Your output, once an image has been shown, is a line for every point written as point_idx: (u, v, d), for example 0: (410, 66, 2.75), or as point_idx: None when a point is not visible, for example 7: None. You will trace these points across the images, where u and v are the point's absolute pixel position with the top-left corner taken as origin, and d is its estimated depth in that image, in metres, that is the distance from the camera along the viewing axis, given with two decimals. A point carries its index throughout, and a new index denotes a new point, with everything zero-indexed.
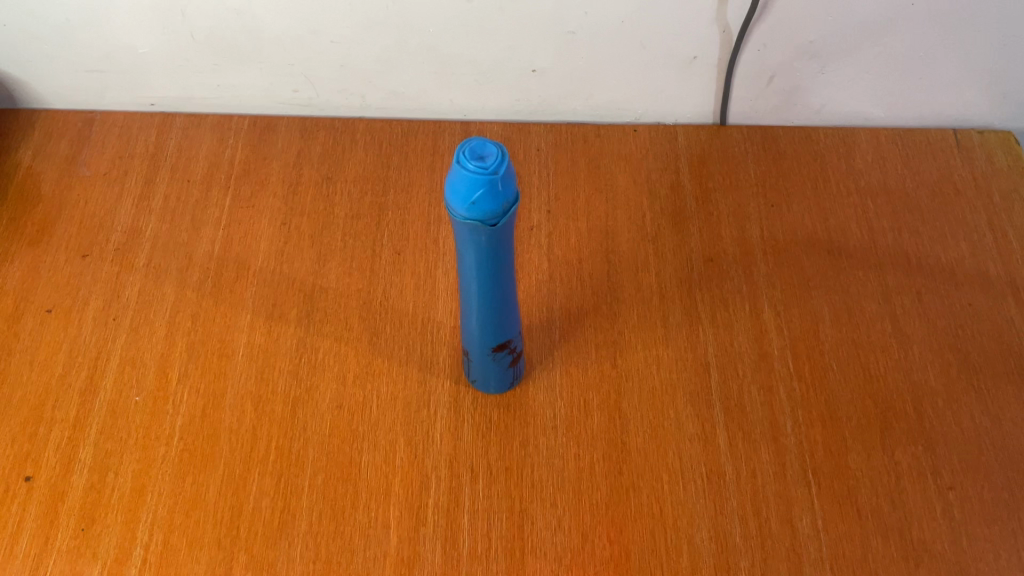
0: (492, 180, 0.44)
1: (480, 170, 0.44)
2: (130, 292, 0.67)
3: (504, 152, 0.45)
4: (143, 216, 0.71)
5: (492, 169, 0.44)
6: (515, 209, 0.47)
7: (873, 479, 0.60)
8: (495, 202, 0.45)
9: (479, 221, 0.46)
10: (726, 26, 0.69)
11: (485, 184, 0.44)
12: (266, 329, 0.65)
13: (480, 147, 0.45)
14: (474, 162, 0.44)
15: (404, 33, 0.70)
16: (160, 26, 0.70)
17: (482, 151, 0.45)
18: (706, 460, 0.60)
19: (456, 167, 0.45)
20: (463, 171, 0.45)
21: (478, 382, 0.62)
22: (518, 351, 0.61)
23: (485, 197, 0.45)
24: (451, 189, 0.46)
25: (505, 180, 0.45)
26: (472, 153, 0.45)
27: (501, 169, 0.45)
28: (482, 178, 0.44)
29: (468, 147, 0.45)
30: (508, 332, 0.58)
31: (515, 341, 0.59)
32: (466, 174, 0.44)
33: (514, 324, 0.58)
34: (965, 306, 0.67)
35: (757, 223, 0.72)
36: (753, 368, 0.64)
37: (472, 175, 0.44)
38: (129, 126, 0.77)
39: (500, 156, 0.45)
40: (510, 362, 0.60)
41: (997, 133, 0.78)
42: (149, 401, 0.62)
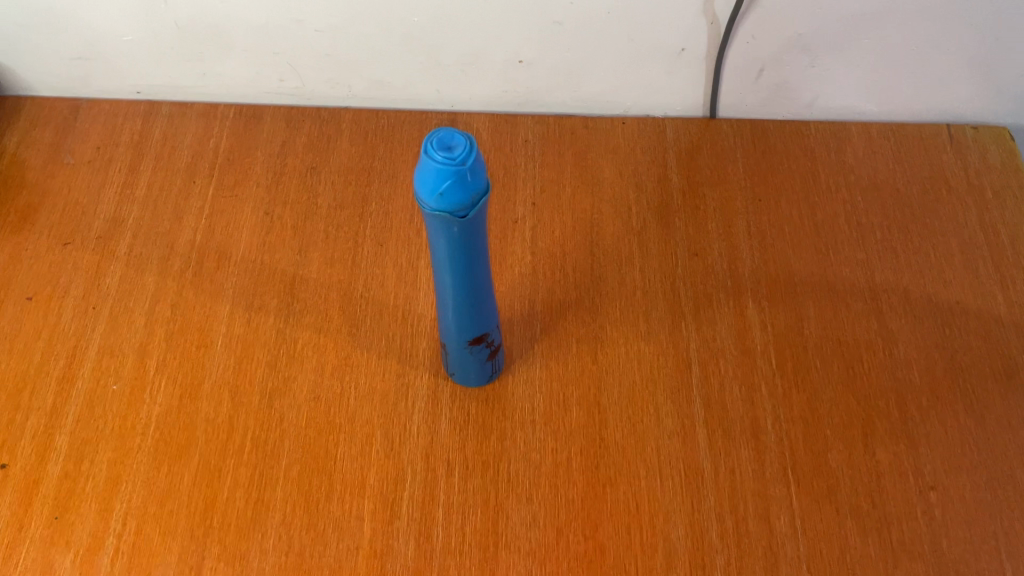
0: (460, 171, 0.44)
1: (448, 161, 0.44)
2: (111, 281, 0.67)
3: (472, 142, 0.45)
4: (126, 205, 0.71)
5: (460, 160, 0.44)
6: (486, 201, 0.46)
7: (854, 477, 0.59)
8: (464, 193, 0.44)
9: (448, 213, 0.45)
10: (714, 17, 0.68)
11: (454, 175, 0.44)
12: (245, 319, 0.65)
13: (448, 138, 0.44)
14: (441, 152, 0.44)
15: (389, 22, 0.69)
16: (144, 13, 0.69)
17: (450, 141, 0.44)
18: (685, 456, 0.60)
19: (424, 158, 0.44)
20: (431, 162, 0.44)
21: (456, 375, 0.62)
22: (495, 344, 0.60)
23: (454, 187, 0.44)
24: (420, 180, 0.45)
25: (474, 171, 0.44)
26: (439, 144, 0.44)
27: (470, 159, 0.44)
28: (450, 169, 0.44)
29: (435, 137, 0.44)
30: (486, 325, 0.58)
31: (493, 334, 0.59)
32: (435, 165, 0.44)
33: (492, 316, 0.58)
34: (953, 305, 0.67)
35: (744, 217, 0.71)
36: (735, 364, 0.64)
37: (440, 166, 0.43)
38: (115, 114, 0.77)
39: (467, 146, 0.44)
40: (487, 356, 0.60)
41: (991, 130, 0.77)
42: (126, 390, 0.62)
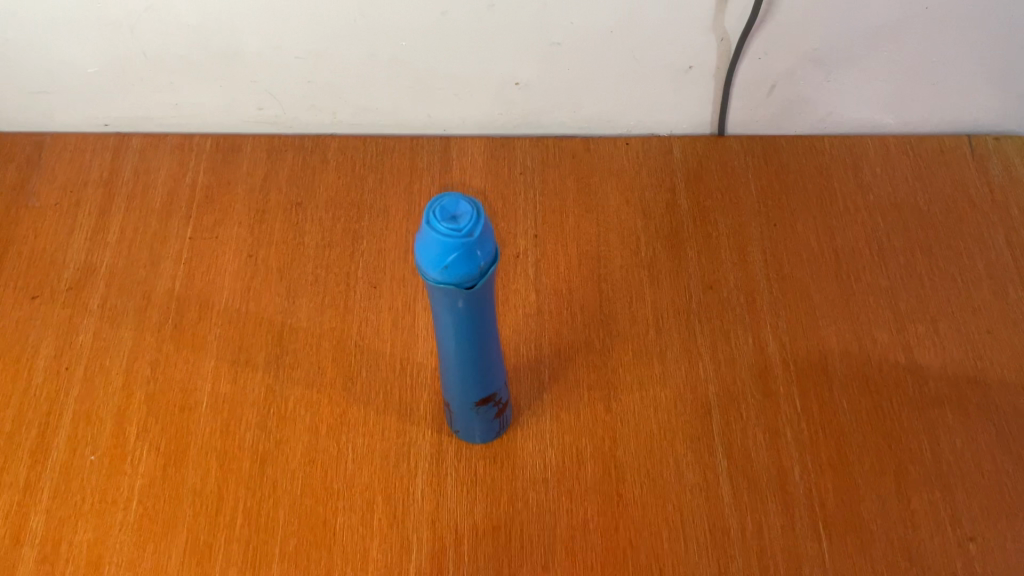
0: (467, 243, 0.39)
1: (453, 233, 0.39)
2: (84, 338, 0.62)
3: (479, 209, 0.40)
4: (98, 251, 0.66)
5: (466, 231, 0.39)
6: (494, 269, 0.42)
7: (889, 530, 0.55)
8: (470, 265, 0.40)
9: (454, 284, 0.41)
10: (725, 33, 0.63)
11: (461, 246, 0.39)
12: (231, 376, 0.61)
13: (452, 205, 0.40)
14: (445, 222, 0.39)
15: (375, 47, 0.64)
16: (110, 46, 0.64)
17: (454, 210, 0.39)
18: (709, 513, 0.56)
19: (426, 228, 0.40)
20: (433, 234, 0.39)
21: (462, 432, 0.58)
22: (502, 403, 0.56)
23: (460, 260, 0.40)
24: (421, 250, 0.41)
25: (481, 241, 0.40)
26: (442, 212, 0.40)
27: (476, 229, 0.39)
28: (456, 241, 0.39)
29: (437, 205, 0.40)
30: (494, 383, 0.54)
31: (501, 391, 0.55)
32: (438, 237, 0.39)
33: (499, 373, 0.54)
34: (984, 335, 0.63)
35: (759, 244, 0.67)
36: (757, 408, 0.60)
37: (444, 238, 0.39)
38: (82, 149, 0.71)
39: (473, 214, 0.40)
40: (494, 412, 0.56)
41: (1014, 139, 0.72)
42: (105, 460, 0.57)
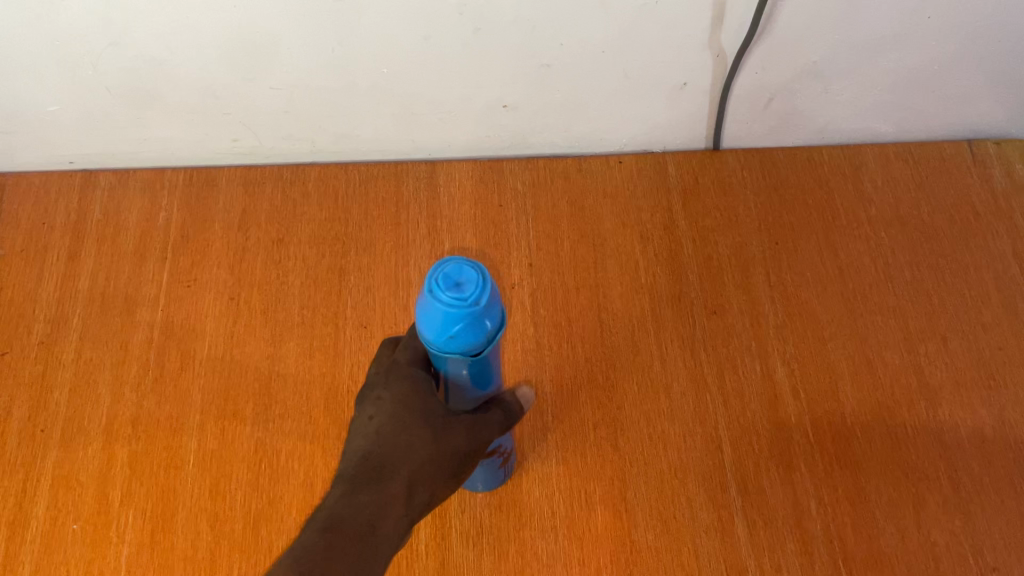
0: (473, 312, 0.36)
1: (458, 302, 0.36)
2: (60, 396, 0.59)
3: (485, 273, 0.37)
4: (69, 300, 0.63)
5: (473, 302, 0.36)
6: (501, 331, 0.39)
7: (910, 565, 0.54)
8: (476, 332, 0.37)
9: (457, 350, 0.38)
10: (721, 49, 0.59)
11: (466, 316, 0.36)
12: (218, 431, 0.57)
13: (456, 272, 0.36)
14: (449, 291, 0.36)
15: (353, 76, 0.60)
16: (72, 83, 0.59)
17: (458, 278, 0.36)
18: (726, 555, 0.54)
19: (429, 296, 0.36)
20: (437, 303, 0.36)
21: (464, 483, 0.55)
22: (506, 453, 0.54)
23: (465, 329, 0.37)
24: (425, 314, 0.38)
25: (487, 308, 0.37)
26: (445, 281, 0.36)
27: (483, 297, 0.36)
28: (461, 311, 0.36)
29: (440, 271, 0.36)
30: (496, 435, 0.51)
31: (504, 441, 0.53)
32: (441, 308, 0.36)
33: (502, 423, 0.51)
34: (996, 351, 0.61)
35: (762, 265, 0.65)
36: (769, 441, 0.58)
37: (449, 310, 0.36)
38: (47, 191, 0.67)
39: (480, 280, 0.36)
40: (498, 464, 0.53)
41: (1015, 144, 0.70)
42: (88, 529, 0.54)
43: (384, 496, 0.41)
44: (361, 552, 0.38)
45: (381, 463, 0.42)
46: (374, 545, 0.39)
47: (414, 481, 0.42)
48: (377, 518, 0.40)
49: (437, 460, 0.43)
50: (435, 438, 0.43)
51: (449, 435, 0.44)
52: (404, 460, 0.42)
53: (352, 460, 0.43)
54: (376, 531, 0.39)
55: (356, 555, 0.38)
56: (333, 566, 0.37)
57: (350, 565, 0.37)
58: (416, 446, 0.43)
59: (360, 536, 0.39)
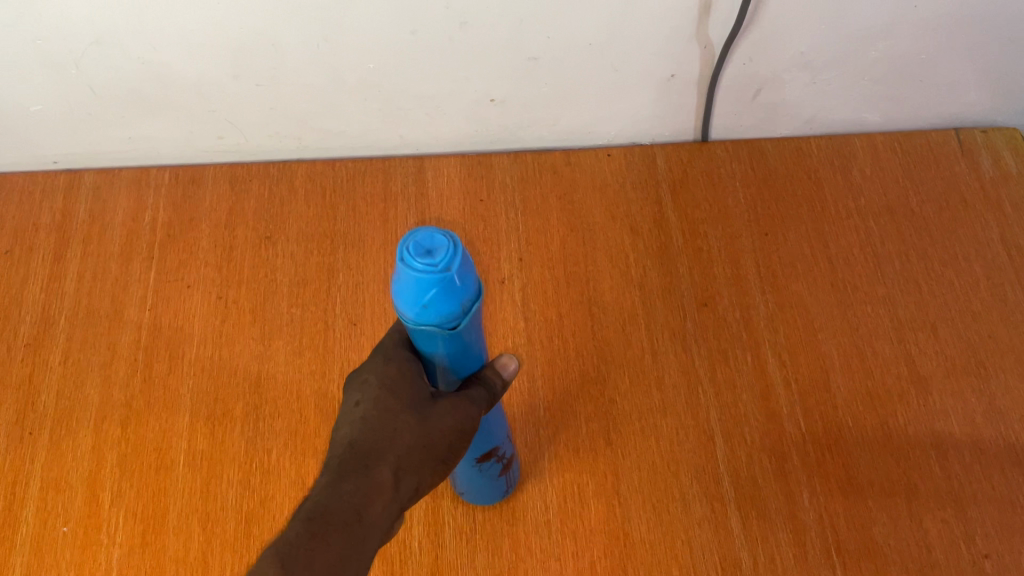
0: (446, 278, 0.33)
1: (429, 269, 0.33)
2: (47, 398, 0.58)
3: (456, 239, 0.34)
4: (55, 302, 0.62)
5: (444, 267, 0.33)
6: (480, 298, 0.36)
7: (903, 554, 0.54)
8: (452, 299, 0.34)
9: (436, 322, 0.36)
10: (708, 41, 0.59)
11: (440, 283, 0.33)
12: (208, 431, 0.57)
13: (426, 239, 0.34)
14: (420, 258, 0.33)
15: (339, 71, 0.59)
16: (54, 83, 0.58)
17: (428, 244, 0.33)
18: (720, 547, 0.54)
19: (400, 265, 0.34)
20: (408, 272, 0.33)
21: (468, 495, 0.54)
22: (506, 458, 0.52)
23: (440, 296, 0.34)
24: (398, 287, 0.35)
25: (461, 274, 0.34)
26: (415, 248, 0.33)
27: (455, 262, 0.33)
28: (433, 278, 0.33)
29: (410, 239, 0.34)
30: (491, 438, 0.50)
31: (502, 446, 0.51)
32: (412, 276, 0.33)
33: (499, 427, 0.50)
34: (985, 339, 0.61)
35: (752, 257, 0.65)
36: (761, 432, 0.58)
37: (420, 277, 0.33)
38: (31, 191, 0.67)
39: (451, 245, 0.34)
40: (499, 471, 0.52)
41: (1003, 132, 0.71)
42: (78, 532, 0.54)
43: (369, 483, 0.36)
44: (348, 543, 0.34)
45: (366, 449, 0.38)
46: (361, 536, 0.35)
47: (401, 468, 0.38)
48: (364, 506, 0.35)
49: (426, 446, 0.39)
50: (422, 422, 0.40)
51: (439, 420, 0.40)
52: (390, 446, 0.38)
53: (338, 448, 0.38)
54: (364, 519, 0.35)
55: (342, 548, 0.34)
56: (318, 560, 0.32)
57: (335, 556, 0.33)
58: (404, 432, 0.39)
59: (346, 526, 0.34)
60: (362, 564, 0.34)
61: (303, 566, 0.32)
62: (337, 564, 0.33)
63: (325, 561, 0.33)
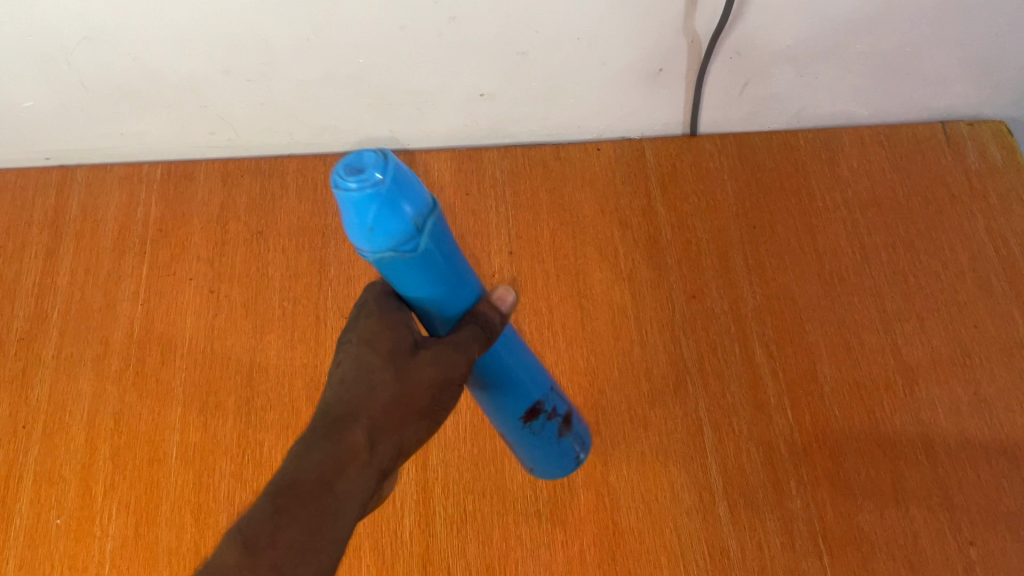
0: (382, 192, 0.29)
1: (362, 185, 0.28)
2: (40, 392, 0.59)
3: (387, 151, 0.30)
4: (47, 297, 0.63)
5: (377, 180, 0.28)
6: (438, 217, 0.32)
7: (889, 541, 0.54)
8: (403, 217, 0.30)
9: (396, 252, 0.31)
10: (695, 35, 0.59)
11: (379, 198, 0.29)
12: (201, 424, 0.57)
13: (355, 158, 0.29)
14: (349, 178, 0.29)
15: (330, 67, 0.60)
16: (46, 79, 0.59)
17: (357, 161, 0.29)
18: (707, 535, 0.54)
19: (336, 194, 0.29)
20: (344, 198, 0.29)
21: (539, 468, 0.50)
22: (563, 415, 0.47)
23: (386, 215, 0.29)
24: (346, 222, 0.30)
25: (401, 186, 0.29)
26: (345, 170, 0.29)
27: (389, 173, 0.29)
28: (368, 195, 0.29)
29: (339, 164, 0.29)
30: (524, 390, 0.43)
31: (549, 399, 0.45)
32: (348, 200, 0.29)
33: (538, 376, 0.44)
34: (970, 329, 0.62)
35: (740, 249, 0.66)
36: (749, 422, 0.59)
37: (356, 198, 0.29)
38: (24, 188, 0.67)
39: (383, 158, 0.29)
40: (560, 432, 0.47)
41: (988, 124, 0.71)
42: (72, 524, 0.54)
43: (341, 449, 0.33)
44: (317, 517, 0.32)
45: (340, 412, 0.35)
46: (331, 510, 0.32)
47: (378, 429, 0.35)
48: (335, 474, 0.33)
49: (405, 402, 0.36)
50: (398, 375, 0.36)
51: (417, 371, 0.36)
52: (365, 406, 0.35)
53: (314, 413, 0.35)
54: (335, 489, 0.33)
55: (310, 524, 0.31)
56: (284, 539, 0.30)
57: (302, 531, 0.31)
58: (378, 390, 0.36)
59: (314, 498, 0.32)
60: (335, 537, 0.32)
61: (266, 546, 0.30)
62: (304, 542, 0.31)
63: (291, 539, 0.31)
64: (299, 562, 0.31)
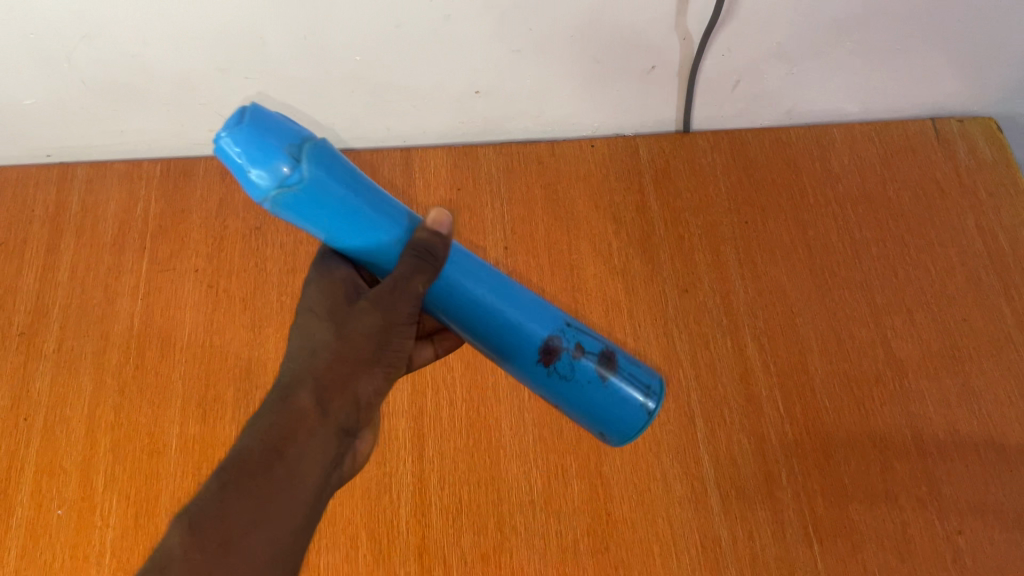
0: (240, 127, 0.33)
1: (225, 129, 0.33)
2: (42, 385, 0.60)
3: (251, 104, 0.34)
4: (48, 292, 0.63)
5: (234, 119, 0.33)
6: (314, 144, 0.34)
7: (878, 530, 0.55)
8: (272, 144, 0.33)
9: (284, 182, 0.33)
10: (687, 33, 0.60)
11: (240, 134, 0.33)
12: (200, 416, 0.58)
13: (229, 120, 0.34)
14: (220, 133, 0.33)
15: (327, 63, 0.60)
16: (46, 77, 0.60)
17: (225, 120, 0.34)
18: (699, 525, 0.55)
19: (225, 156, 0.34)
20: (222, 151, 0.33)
21: (611, 434, 0.42)
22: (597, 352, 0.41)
23: (253, 146, 0.33)
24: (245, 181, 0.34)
25: (261, 121, 0.33)
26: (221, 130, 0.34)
27: (246, 114, 0.33)
28: (229, 133, 0.33)
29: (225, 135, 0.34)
30: (518, 323, 0.40)
31: (563, 333, 0.41)
32: (220, 149, 0.33)
33: (538, 312, 0.41)
34: (959, 323, 0.62)
35: (733, 244, 0.66)
36: (740, 414, 0.59)
37: (223, 142, 0.33)
38: (25, 185, 0.68)
39: (244, 108, 0.34)
40: (598, 371, 0.41)
41: (978, 121, 0.72)
42: (73, 514, 0.55)
43: (286, 416, 0.35)
44: (266, 485, 0.33)
45: (286, 381, 0.37)
46: (281, 477, 0.33)
47: (323, 389, 0.36)
48: (281, 441, 0.34)
49: (349, 356, 0.37)
50: (339, 332, 0.38)
51: (355, 323, 0.37)
52: (309, 369, 0.37)
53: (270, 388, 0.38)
54: (283, 456, 0.34)
55: (258, 494, 0.32)
56: (231, 508, 0.32)
57: (251, 500, 0.32)
58: (322, 350, 0.37)
59: (262, 468, 0.33)
60: (288, 505, 0.33)
61: (215, 521, 0.31)
62: (252, 511, 0.32)
63: (240, 508, 0.32)
64: (250, 528, 0.32)
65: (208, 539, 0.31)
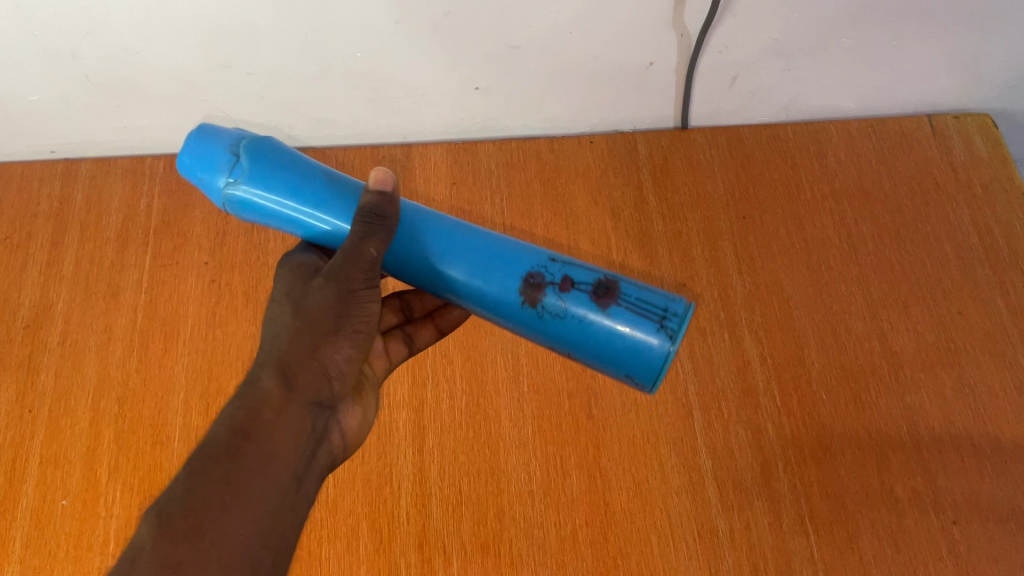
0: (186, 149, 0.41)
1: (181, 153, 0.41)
2: (47, 377, 0.60)
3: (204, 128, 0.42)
4: (52, 286, 0.64)
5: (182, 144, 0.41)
6: (244, 145, 0.40)
7: (874, 520, 0.56)
8: (207, 155, 0.40)
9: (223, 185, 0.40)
10: (685, 29, 0.61)
11: (188, 155, 0.41)
12: (203, 408, 0.59)
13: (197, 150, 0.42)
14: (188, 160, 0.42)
15: (329, 60, 0.61)
16: (50, 73, 0.60)
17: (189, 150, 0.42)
18: (697, 515, 0.56)
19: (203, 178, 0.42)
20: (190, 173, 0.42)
21: (630, 371, 0.38)
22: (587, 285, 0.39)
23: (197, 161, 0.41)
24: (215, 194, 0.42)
25: (201, 140, 0.41)
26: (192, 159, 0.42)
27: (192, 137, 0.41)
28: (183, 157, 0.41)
29: None
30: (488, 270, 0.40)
31: (543, 271, 0.40)
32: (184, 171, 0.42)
33: (516, 257, 0.40)
34: (955, 316, 0.63)
35: (730, 239, 0.67)
36: (738, 406, 0.60)
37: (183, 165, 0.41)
38: (30, 180, 0.69)
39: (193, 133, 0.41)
40: (588, 302, 0.38)
41: (974, 117, 0.73)
42: (77, 504, 0.55)
43: (251, 400, 0.36)
44: (235, 469, 0.33)
45: (254, 369, 0.38)
46: (250, 459, 0.34)
47: (285, 366, 0.38)
48: (248, 424, 0.35)
49: (308, 328, 0.38)
50: (297, 309, 0.39)
51: (311, 298, 0.39)
52: (272, 352, 0.38)
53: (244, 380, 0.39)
54: (251, 438, 0.35)
55: (226, 476, 0.33)
56: (199, 491, 0.32)
57: (219, 483, 0.33)
58: (283, 332, 0.39)
59: (230, 453, 0.34)
60: (260, 487, 0.34)
61: (183, 507, 0.32)
62: (222, 494, 0.33)
63: (208, 491, 0.32)
64: (220, 511, 0.32)
65: (178, 523, 0.31)
